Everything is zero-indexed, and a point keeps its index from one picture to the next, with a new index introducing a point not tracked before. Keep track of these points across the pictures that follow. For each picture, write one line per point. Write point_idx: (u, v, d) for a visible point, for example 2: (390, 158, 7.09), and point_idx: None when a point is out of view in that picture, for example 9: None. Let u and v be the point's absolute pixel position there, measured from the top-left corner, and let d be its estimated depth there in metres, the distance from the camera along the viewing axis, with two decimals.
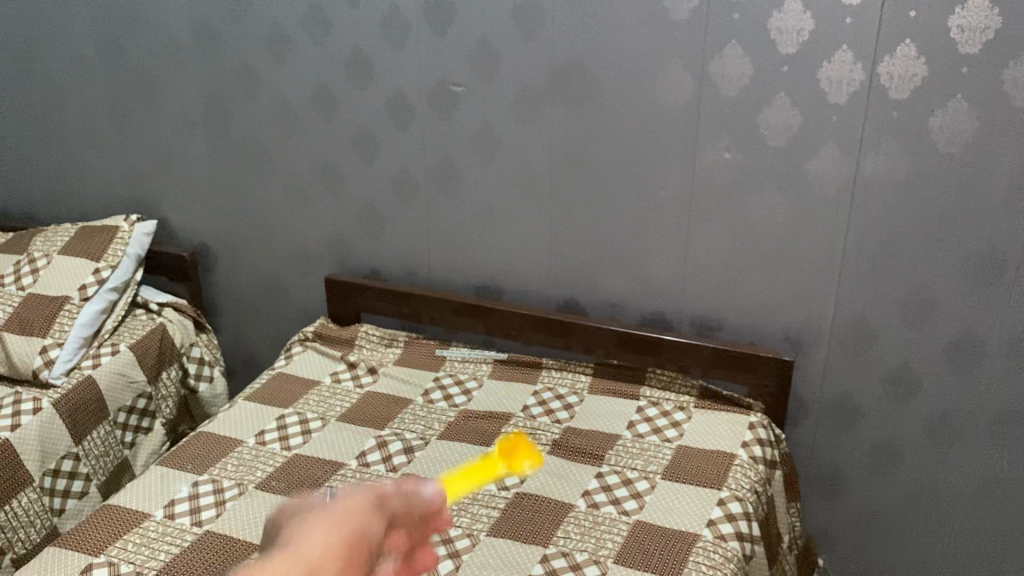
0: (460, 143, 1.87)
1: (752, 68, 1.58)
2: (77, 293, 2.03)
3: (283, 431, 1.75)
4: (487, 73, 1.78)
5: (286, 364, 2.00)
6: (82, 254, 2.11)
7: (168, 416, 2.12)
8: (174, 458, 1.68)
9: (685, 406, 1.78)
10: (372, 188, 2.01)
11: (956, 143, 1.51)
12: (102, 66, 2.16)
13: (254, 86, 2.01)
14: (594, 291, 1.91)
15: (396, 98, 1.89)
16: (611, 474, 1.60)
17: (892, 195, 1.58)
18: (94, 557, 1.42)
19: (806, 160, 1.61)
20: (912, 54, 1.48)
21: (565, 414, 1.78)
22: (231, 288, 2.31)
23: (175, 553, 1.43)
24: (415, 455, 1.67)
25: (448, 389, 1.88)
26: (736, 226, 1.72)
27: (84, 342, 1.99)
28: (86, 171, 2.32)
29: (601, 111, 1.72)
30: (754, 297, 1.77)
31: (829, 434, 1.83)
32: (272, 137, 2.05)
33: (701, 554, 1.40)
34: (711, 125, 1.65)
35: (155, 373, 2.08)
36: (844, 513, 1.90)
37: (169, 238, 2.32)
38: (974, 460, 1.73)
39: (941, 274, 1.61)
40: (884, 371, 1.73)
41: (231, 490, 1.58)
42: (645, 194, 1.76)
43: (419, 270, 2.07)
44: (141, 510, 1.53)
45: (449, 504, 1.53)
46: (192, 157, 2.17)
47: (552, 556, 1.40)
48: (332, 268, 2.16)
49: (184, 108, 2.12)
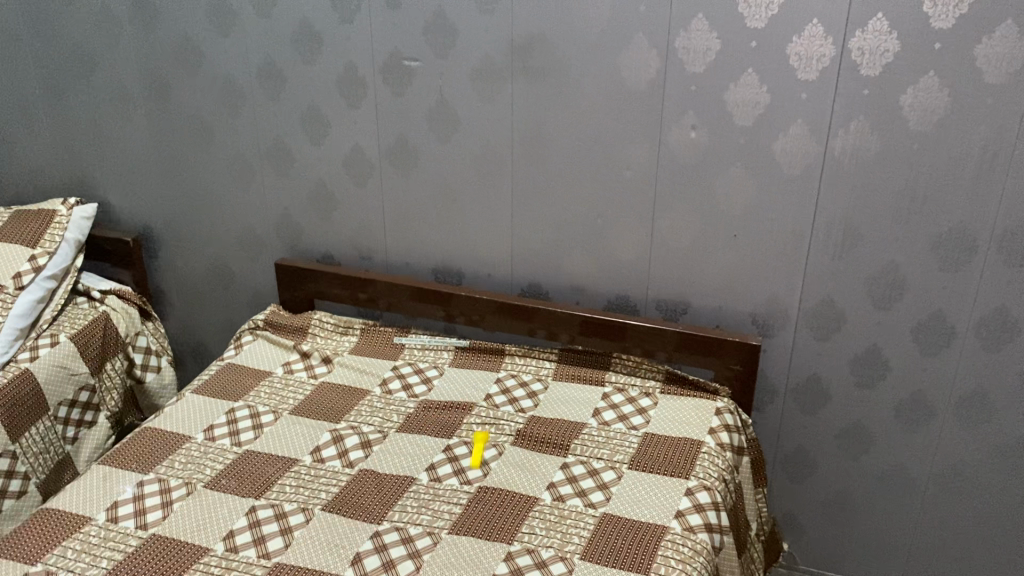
0: (416, 121, 1.79)
1: (719, 43, 1.52)
2: (11, 282, 1.91)
3: (233, 427, 1.67)
4: (443, 47, 1.70)
5: (236, 354, 1.91)
6: (16, 239, 1.99)
7: (113, 408, 2.02)
8: (117, 457, 1.59)
9: (652, 392, 1.73)
10: (323, 169, 1.92)
11: (928, 121, 1.47)
12: (31, 38, 2.02)
13: (196, 60, 1.90)
14: (557, 275, 1.85)
15: (347, 74, 1.80)
16: (577, 465, 1.55)
17: (861, 174, 1.54)
18: (31, 565, 1.33)
19: (774, 139, 1.56)
20: (884, 29, 1.43)
21: (529, 402, 1.72)
22: (177, 274, 2.21)
23: (117, 559, 1.35)
24: (372, 449, 1.61)
25: (408, 379, 1.81)
26: (703, 207, 1.66)
27: (20, 333, 1.88)
28: (17, 151, 2.19)
29: (561, 87, 1.65)
30: (720, 279, 1.73)
31: (797, 419, 1.81)
32: (216, 115, 1.95)
33: (670, 548, 1.36)
34: (676, 102, 1.59)
35: (98, 365, 1.98)
36: (810, 497, 1.88)
37: (110, 222, 2.20)
38: (942, 442, 1.72)
39: (910, 255, 1.58)
40: (852, 354, 1.71)
41: (178, 490, 1.50)
42: (610, 175, 1.70)
43: (375, 254, 1.99)
44: (82, 514, 1.44)
45: (409, 500, 1.47)
46: (132, 137, 2.06)
47: (517, 553, 1.35)
48: (283, 253, 2.07)
49: (122, 84, 2.00)
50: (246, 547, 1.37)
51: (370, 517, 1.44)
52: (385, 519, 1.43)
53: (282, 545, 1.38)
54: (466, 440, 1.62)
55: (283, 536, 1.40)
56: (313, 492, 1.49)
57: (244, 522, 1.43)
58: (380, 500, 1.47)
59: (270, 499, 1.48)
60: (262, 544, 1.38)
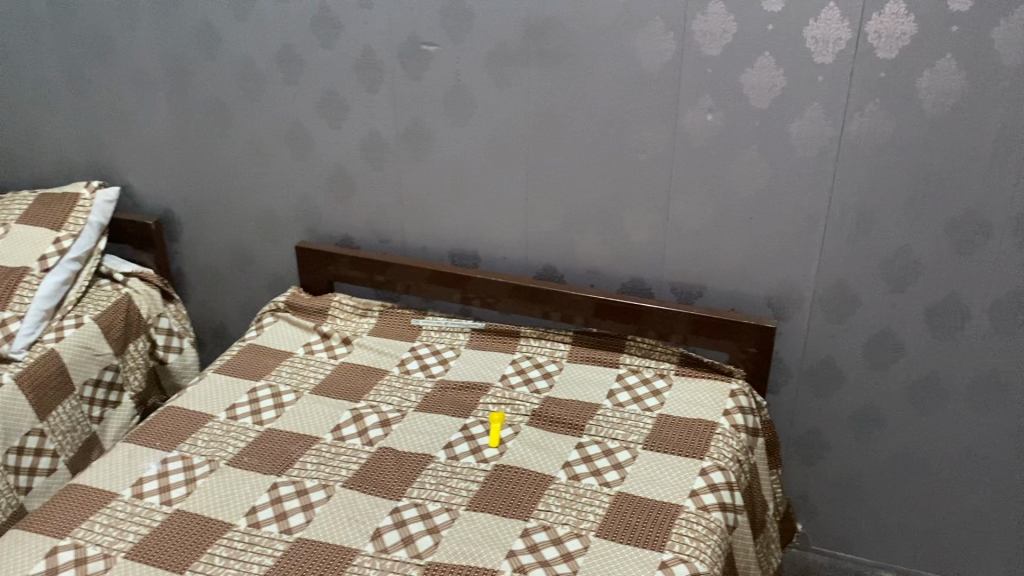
0: (433, 104, 1.81)
1: (735, 26, 1.53)
2: (36, 264, 1.95)
3: (255, 405, 1.70)
4: (460, 32, 1.71)
5: (258, 335, 1.94)
6: (41, 223, 2.02)
7: (137, 389, 2.05)
8: (141, 435, 1.62)
9: (666, 373, 1.75)
10: (341, 152, 1.94)
11: (944, 104, 1.47)
12: (54, 24, 2.05)
13: (216, 44, 1.93)
14: (572, 258, 1.87)
15: (365, 58, 1.81)
16: (592, 445, 1.57)
17: (876, 157, 1.55)
18: (60, 539, 1.36)
19: (788, 122, 1.57)
20: (901, 12, 1.43)
21: (544, 383, 1.75)
22: (198, 257, 2.24)
23: (143, 533, 1.38)
24: (391, 428, 1.64)
25: (425, 360, 1.83)
26: (718, 190, 1.68)
27: (46, 314, 1.92)
28: (40, 135, 2.22)
29: (577, 70, 1.66)
30: (735, 262, 1.74)
31: (810, 401, 1.82)
32: (236, 100, 1.97)
33: (684, 526, 1.38)
34: (693, 85, 1.60)
35: (122, 346, 2.01)
36: (823, 478, 1.89)
37: (131, 206, 2.23)
38: (955, 424, 1.73)
39: (924, 239, 1.59)
40: (865, 337, 1.72)
41: (201, 467, 1.53)
42: (625, 158, 1.71)
43: (392, 237, 2.01)
44: (108, 489, 1.48)
45: (427, 477, 1.50)
46: (153, 121, 2.09)
47: (533, 530, 1.38)
48: (302, 236, 2.09)
49: (143, 69, 2.02)
50: (268, 523, 1.41)
51: (389, 494, 1.47)
52: (404, 496, 1.46)
53: (304, 520, 1.41)
54: (482, 420, 1.65)
55: (304, 513, 1.43)
56: (334, 470, 1.53)
57: (266, 498, 1.46)
58: (400, 477, 1.50)
59: (292, 476, 1.51)
60: (284, 519, 1.41)
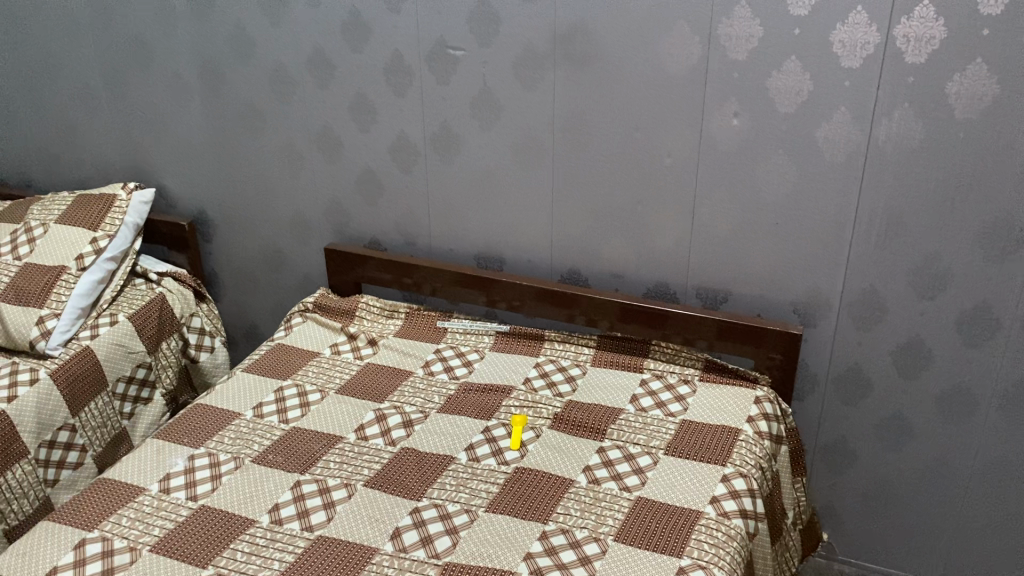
0: (460, 108, 1.82)
1: (762, 30, 1.52)
2: (74, 263, 2.00)
3: (281, 404, 1.72)
4: (487, 36, 1.72)
5: (286, 335, 1.97)
6: (80, 223, 2.06)
7: (169, 386, 2.09)
8: (170, 431, 1.65)
9: (690, 379, 1.74)
10: (370, 156, 1.97)
11: (974, 109, 1.45)
12: (94, 29, 2.10)
13: (249, 49, 1.96)
14: (597, 262, 1.87)
15: (393, 62, 1.83)
16: (613, 449, 1.57)
17: (905, 163, 1.53)
18: (88, 531, 1.40)
19: (816, 127, 1.56)
20: (931, 16, 1.42)
21: (567, 387, 1.75)
22: (229, 258, 2.28)
23: (169, 528, 1.41)
24: (414, 428, 1.65)
25: (450, 361, 1.85)
26: (744, 195, 1.67)
27: (81, 312, 1.96)
28: (79, 138, 2.28)
29: (603, 74, 1.66)
30: (761, 267, 1.72)
31: (837, 409, 1.80)
32: (268, 103, 2.01)
33: (704, 532, 1.37)
34: (719, 89, 1.59)
35: (155, 344, 2.05)
36: (850, 487, 1.87)
37: (166, 207, 2.28)
38: (986, 435, 1.70)
39: (955, 245, 1.56)
40: (894, 344, 1.69)
41: (227, 464, 1.56)
42: (650, 162, 1.71)
43: (420, 240, 2.03)
44: (136, 484, 1.51)
45: (448, 478, 1.51)
46: (187, 125, 2.13)
47: (551, 533, 1.38)
48: (332, 237, 2.12)
49: (179, 74, 2.07)
50: (290, 520, 1.43)
51: (409, 494, 1.48)
52: (424, 496, 1.47)
53: (325, 518, 1.43)
54: (505, 423, 1.65)
55: (325, 510, 1.44)
56: (356, 469, 1.54)
57: (289, 496, 1.48)
58: (420, 478, 1.51)
59: (315, 474, 1.53)
60: (306, 517, 1.43)
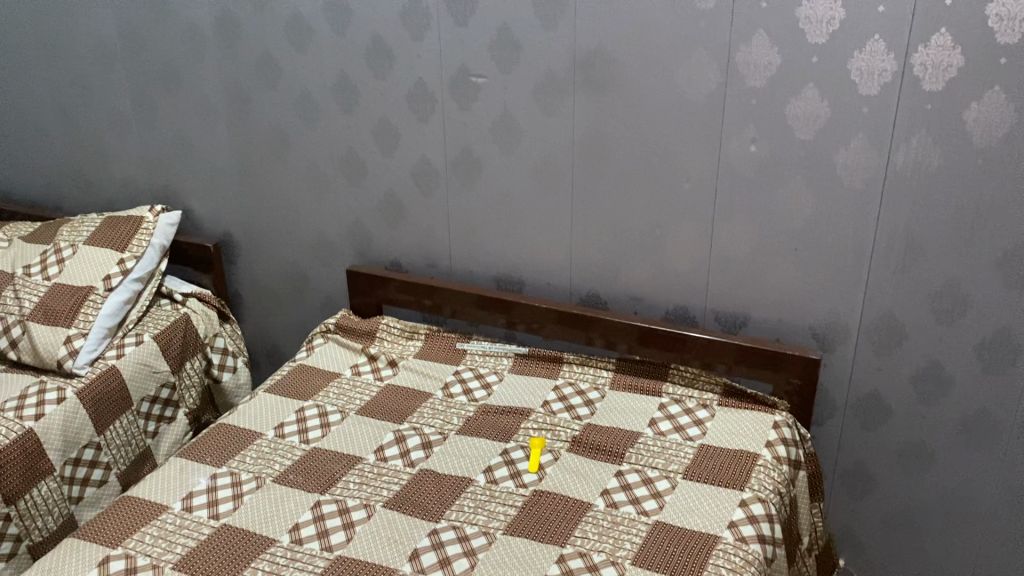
0: (481, 133, 1.85)
1: (780, 58, 1.54)
2: (101, 283, 2.03)
3: (302, 424, 1.74)
4: (508, 63, 1.75)
5: (308, 356, 2.00)
6: (108, 244, 2.10)
7: (192, 405, 2.12)
8: (193, 450, 1.67)
9: (709, 404, 1.74)
10: (392, 179, 1.99)
11: (992, 137, 1.46)
12: (125, 55, 2.15)
13: (275, 75, 2.00)
14: (616, 285, 1.88)
15: (416, 88, 1.87)
16: (631, 473, 1.57)
17: (923, 189, 1.53)
18: (112, 548, 1.42)
19: (834, 153, 1.57)
20: (948, 44, 1.43)
21: (586, 410, 1.75)
22: (253, 279, 2.31)
23: (191, 546, 1.43)
24: (432, 450, 1.66)
25: (468, 384, 1.86)
26: (763, 220, 1.67)
27: (108, 331, 2.00)
28: (108, 161, 2.33)
29: (623, 100, 1.69)
30: (780, 292, 1.73)
31: (857, 434, 1.79)
32: (293, 127, 2.04)
33: (722, 557, 1.37)
34: (737, 116, 1.61)
35: (179, 364, 2.08)
36: (869, 513, 1.86)
37: (192, 228, 2.32)
38: (1006, 463, 1.69)
39: (974, 272, 1.56)
40: (913, 370, 1.69)
41: (248, 484, 1.58)
42: (669, 186, 1.73)
43: (440, 262, 2.05)
44: (160, 502, 1.53)
45: (466, 500, 1.52)
46: (214, 148, 2.17)
47: (569, 556, 1.38)
48: (353, 259, 2.15)
49: (206, 98, 2.11)
50: (310, 540, 1.44)
51: (428, 515, 1.49)
52: (442, 518, 1.48)
53: (344, 539, 1.44)
54: (523, 445, 1.66)
55: (344, 531, 1.46)
56: (375, 490, 1.56)
57: (308, 516, 1.49)
58: (439, 500, 1.53)
59: (335, 495, 1.54)
60: (325, 537, 1.45)
